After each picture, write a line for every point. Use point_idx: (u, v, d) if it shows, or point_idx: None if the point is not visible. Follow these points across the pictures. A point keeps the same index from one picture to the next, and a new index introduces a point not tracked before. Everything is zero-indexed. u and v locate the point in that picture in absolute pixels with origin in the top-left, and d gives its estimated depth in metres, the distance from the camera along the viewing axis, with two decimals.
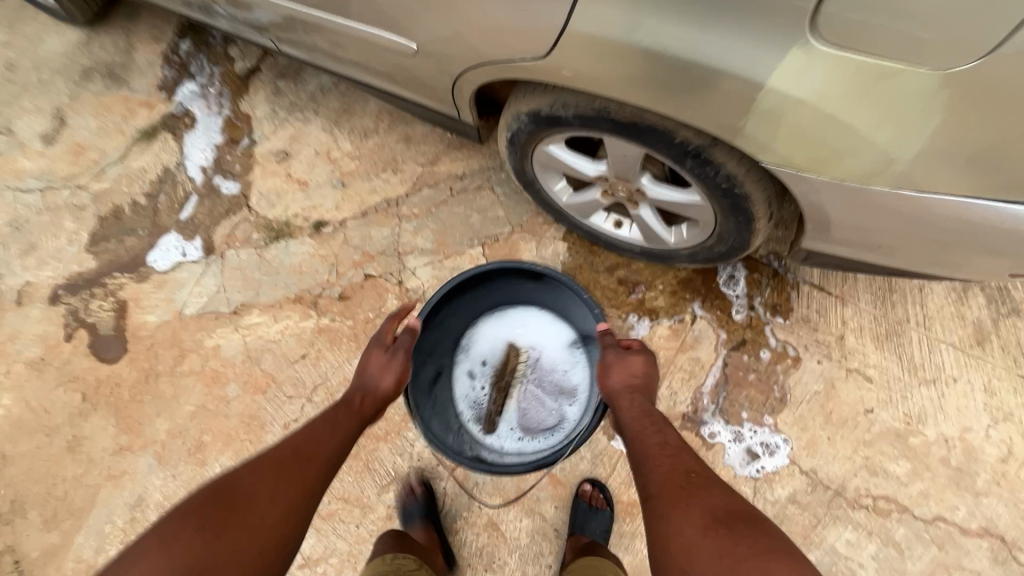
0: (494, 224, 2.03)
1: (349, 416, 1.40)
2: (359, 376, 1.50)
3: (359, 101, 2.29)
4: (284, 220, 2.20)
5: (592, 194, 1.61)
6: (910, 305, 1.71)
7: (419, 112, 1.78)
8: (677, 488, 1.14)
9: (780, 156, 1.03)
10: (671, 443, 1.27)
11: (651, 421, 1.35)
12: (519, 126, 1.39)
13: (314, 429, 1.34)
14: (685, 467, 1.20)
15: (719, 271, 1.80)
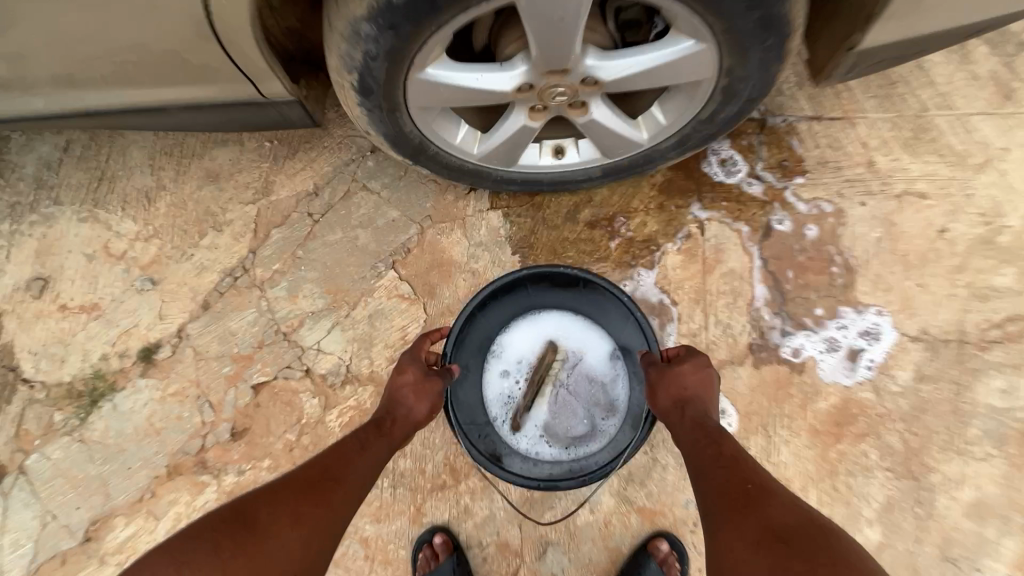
0: (394, 232, 1.42)
1: (378, 434, 1.05)
2: (392, 404, 1.10)
3: (116, 157, 1.51)
4: (90, 372, 1.42)
5: (516, 123, 1.07)
6: (919, 91, 1.36)
7: (197, 121, 1.07)
8: (739, 508, 0.86)
9: None
10: (730, 453, 0.95)
11: (708, 429, 1.00)
12: (366, 52, 0.80)
13: (344, 448, 1.02)
14: (746, 477, 0.91)
15: (711, 158, 1.35)
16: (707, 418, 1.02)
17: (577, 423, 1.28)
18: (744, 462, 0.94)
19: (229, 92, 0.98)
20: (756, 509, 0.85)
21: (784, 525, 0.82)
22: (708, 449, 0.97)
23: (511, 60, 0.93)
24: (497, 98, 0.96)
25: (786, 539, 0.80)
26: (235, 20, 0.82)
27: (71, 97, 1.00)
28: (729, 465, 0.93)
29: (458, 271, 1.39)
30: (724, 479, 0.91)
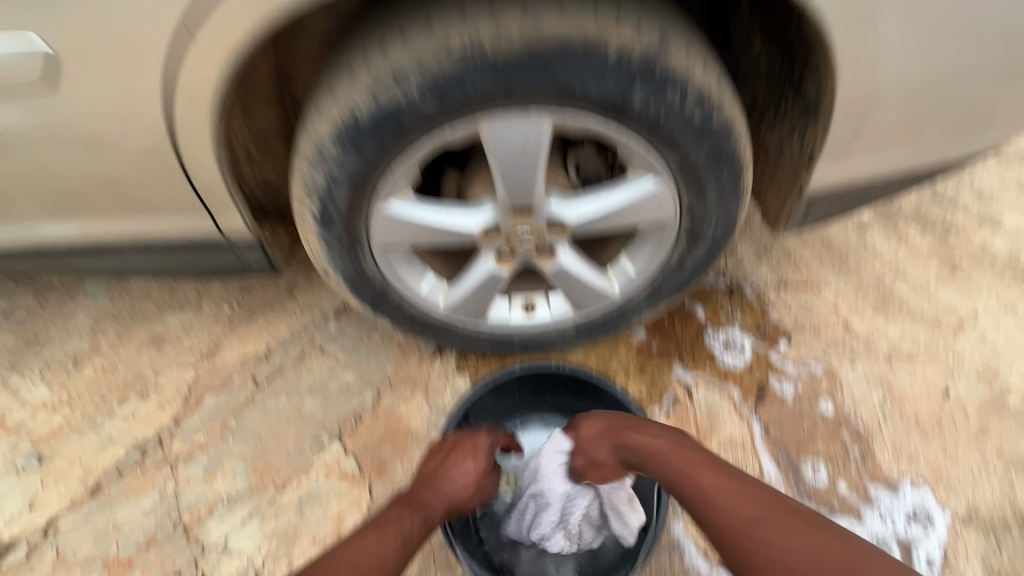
0: (346, 398, 1.25)
1: (405, 514, 0.87)
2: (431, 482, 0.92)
3: (57, 319, 1.40)
4: None
5: (483, 269, 1.04)
6: (871, 262, 1.42)
7: (146, 263, 1.01)
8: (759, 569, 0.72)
9: None
10: (709, 485, 0.81)
11: (668, 457, 0.87)
12: (334, 168, 0.80)
13: (366, 537, 0.82)
14: (748, 510, 0.77)
15: (711, 341, 1.28)
16: (660, 449, 0.88)
17: (557, 477, 0.98)
18: (727, 493, 0.80)
19: (179, 229, 0.94)
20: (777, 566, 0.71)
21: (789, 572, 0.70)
22: (692, 490, 0.82)
23: (479, 202, 0.94)
24: (462, 238, 0.95)
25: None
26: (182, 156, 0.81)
27: (16, 225, 0.95)
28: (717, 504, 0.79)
29: (415, 443, 1.19)
30: (733, 520, 0.76)
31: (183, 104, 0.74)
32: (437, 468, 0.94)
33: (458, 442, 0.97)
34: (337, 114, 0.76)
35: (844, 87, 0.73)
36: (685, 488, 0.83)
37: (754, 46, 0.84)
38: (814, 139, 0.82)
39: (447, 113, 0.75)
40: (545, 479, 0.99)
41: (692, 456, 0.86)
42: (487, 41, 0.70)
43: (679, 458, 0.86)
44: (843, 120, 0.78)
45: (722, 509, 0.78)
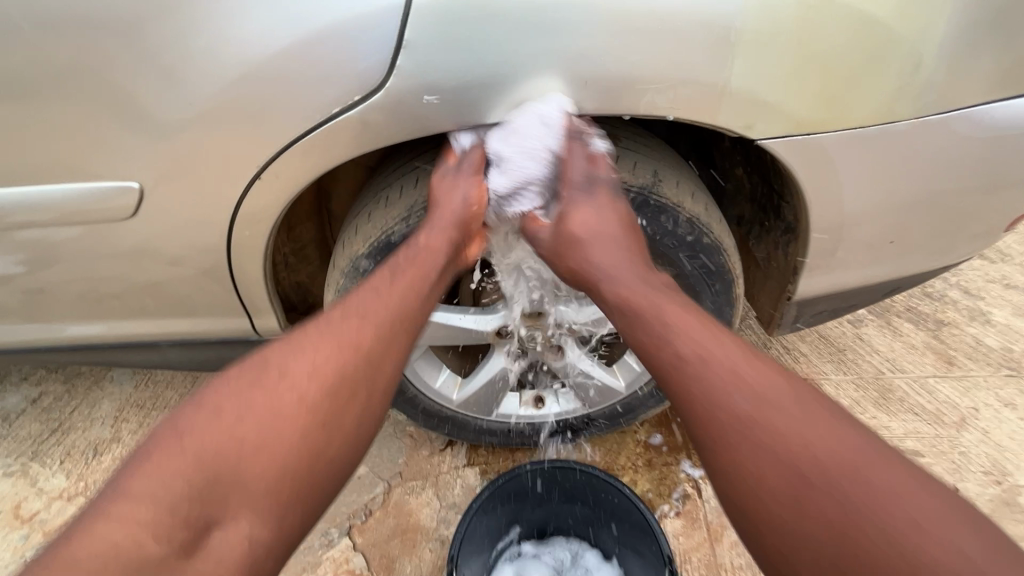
0: (356, 491, 1.25)
1: (328, 359, 0.71)
2: (353, 313, 0.76)
3: (82, 408, 1.45)
4: None
5: (495, 365, 1.11)
6: (868, 357, 1.46)
7: (182, 359, 1.08)
8: (776, 506, 0.59)
9: (792, 116, 0.67)
10: (720, 376, 0.66)
11: (668, 348, 0.70)
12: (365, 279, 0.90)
13: (268, 384, 0.68)
14: (767, 421, 0.62)
15: None
16: (674, 340, 0.70)
17: (531, 154, 0.79)
18: (741, 385, 0.65)
19: (216, 330, 1.02)
20: (814, 495, 0.57)
21: (832, 507, 0.56)
22: (692, 389, 0.67)
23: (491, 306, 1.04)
24: (476, 336, 1.04)
25: (860, 517, 0.54)
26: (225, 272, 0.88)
27: (60, 325, 1.01)
28: (716, 418, 0.64)
29: (424, 540, 1.18)
30: (747, 438, 0.62)
31: (241, 230, 0.81)
32: (367, 295, 0.78)
33: (402, 256, 0.82)
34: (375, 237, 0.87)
35: (817, 217, 0.81)
36: (684, 391, 0.67)
37: (737, 173, 0.95)
38: (796, 255, 0.90)
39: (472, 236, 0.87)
40: (516, 146, 0.78)
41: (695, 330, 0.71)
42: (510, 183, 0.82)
43: (686, 345, 0.70)
44: (821, 242, 0.86)
45: (729, 419, 0.63)
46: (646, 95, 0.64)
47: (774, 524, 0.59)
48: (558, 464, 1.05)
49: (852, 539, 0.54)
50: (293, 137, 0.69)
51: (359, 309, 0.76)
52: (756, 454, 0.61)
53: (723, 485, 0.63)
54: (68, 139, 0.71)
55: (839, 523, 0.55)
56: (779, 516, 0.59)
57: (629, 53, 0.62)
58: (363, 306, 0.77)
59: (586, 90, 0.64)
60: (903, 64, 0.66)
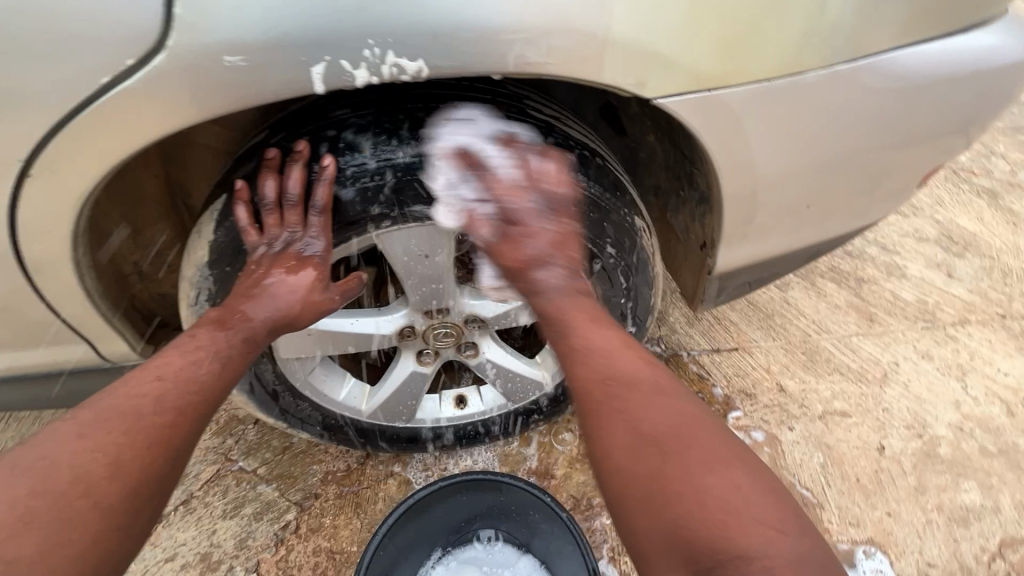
0: (262, 521, 1.11)
1: (119, 427, 0.61)
2: (152, 373, 0.66)
3: None
4: None
5: (404, 369, 0.99)
6: (795, 320, 1.44)
7: (19, 396, 0.89)
8: (641, 501, 0.56)
9: (688, 67, 0.58)
10: (618, 376, 0.64)
11: (580, 351, 0.67)
12: (215, 287, 0.78)
13: (32, 473, 0.55)
14: (648, 422, 0.59)
15: None
16: (589, 354, 0.66)
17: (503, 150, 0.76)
18: (629, 393, 0.62)
19: (53, 361, 0.84)
20: (671, 496, 0.54)
21: (681, 501, 0.54)
22: (591, 398, 0.64)
23: (393, 304, 0.92)
24: (379, 341, 0.92)
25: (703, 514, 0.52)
26: (33, 296, 0.71)
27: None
28: (617, 411, 0.61)
29: (345, 567, 1.06)
30: (630, 439, 0.59)
31: (31, 246, 0.64)
32: (178, 353, 0.69)
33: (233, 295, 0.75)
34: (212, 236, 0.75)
35: (727, 187, 0.73)
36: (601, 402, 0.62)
37: (648, 139, 0.87)
38: (712, 227, 0.83)
39: (341, 230, 0.76)
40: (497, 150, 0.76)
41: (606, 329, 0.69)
42: (377, 163, 0.70)
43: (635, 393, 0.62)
44: (736, 212, 0.79)
45: (619, 420, 0.60)
46: (513, 49, 0.52)
47: (635, 515, 0.56)
48: (481, 476, 0.94)
49: (704, 532, 0.52)
50: (65, 117, 0.53)
51: (162, 370, 0.67)
52: (628, 450, 0.58)
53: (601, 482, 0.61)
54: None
55: (694, 514, 0.52)
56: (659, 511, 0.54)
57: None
58: (167, 367, 0.68)
59: (436, 45, 0.51)
60: (801, 5, 0.58)
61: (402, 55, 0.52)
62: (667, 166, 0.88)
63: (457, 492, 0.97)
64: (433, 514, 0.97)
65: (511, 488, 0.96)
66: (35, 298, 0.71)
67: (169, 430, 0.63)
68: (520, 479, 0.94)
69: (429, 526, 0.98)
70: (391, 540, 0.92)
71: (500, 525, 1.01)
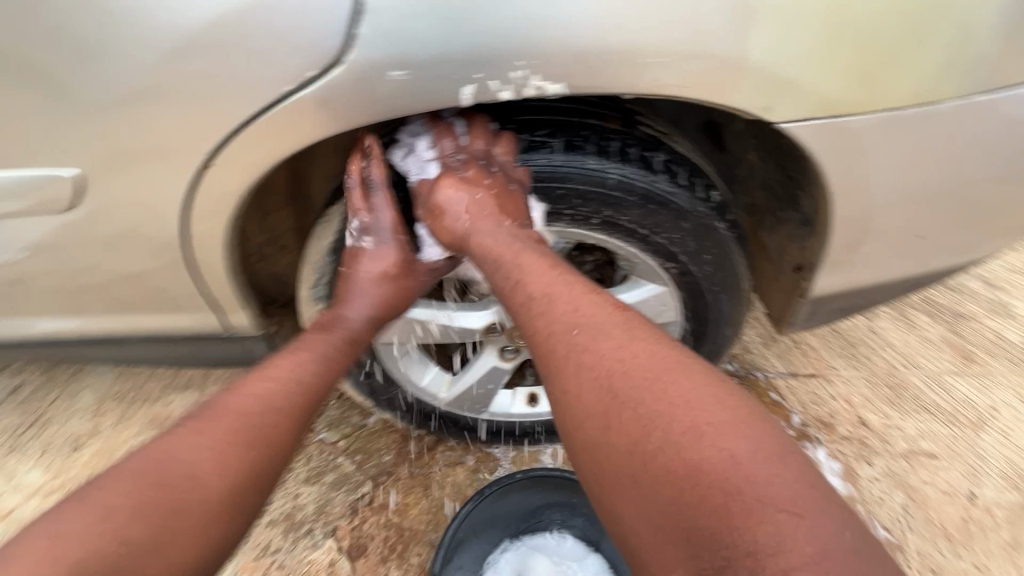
0: (341, 490, 1.19)
1: (229, 427, 0.68)
2: (259, 376, 0.76)
3: (62, 398, 1.37)
4: None
5: (486, 363, 1.04)
6: (881, 351, 1.37)
7: (153, 352, 1.01)
8: (622, 478, 0.57)
9: (818, 93, 0.59)
10: (585, 360, 0.64)
11: (546, 362, 0.67)
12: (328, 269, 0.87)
13: (155, 462, 0.63)
14: (628, 382, 0.60)
15: None
16: (553, 308, 0.70)
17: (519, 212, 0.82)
18: (609, 352, 0.63)
19: (185, 325, 0.94)
20: (649, 459, 0.55)
21: (667, 467, 0.54)
22: (557, 387, 0.65)
23: (482, 301, 0.98)
24: (467, 335, 0.97)
25: (682, 475, 0.52)
26: (185, 268, 0.81)
27: (12, 321, 0.92)
28: (581, 388, 0.63)
29: (414, 543, 1.13)
30: (599, 403, 0.61)
31: (197, 223, 0.74)
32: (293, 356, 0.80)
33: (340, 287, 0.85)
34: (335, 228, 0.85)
35: (840, 212, 0.73)
36: (564, 360, 0.65)
37: (748, 158, 0.87)
38: (814, 251, 0.82)
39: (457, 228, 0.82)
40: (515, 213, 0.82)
41: (570, 298, 0.70)
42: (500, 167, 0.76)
43: (597, 362, 0.63)
44: (844, 236, 0.78)
45: (585, 380, 0.63)
46: (649, 71, 0.56)
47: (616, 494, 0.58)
48: (558, 472, 1.01)
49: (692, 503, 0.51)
50: (249, 116, 0.62)
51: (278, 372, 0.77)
52: (602, 417, 0.60)
53: (580, 468, 0.63)
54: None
55: (679, 477, 0.53)
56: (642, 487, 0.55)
57: (630, 20, 0.54)
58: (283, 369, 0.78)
59: (579, 64, 0.56)
60: (948, 32, 0.58)
61: (546, 77, 0.57)
62: (768, 186, 0.87)
63: (540, 487, 1.03)
64: (516, 499, 1.03)
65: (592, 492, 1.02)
66: (184, 268, 0.81)
67: (271, 430, 0.71)
68: None
69: (508, 511, 1.03)
70: (478, 513, 1.00)
71: (572, 520, 1.05)
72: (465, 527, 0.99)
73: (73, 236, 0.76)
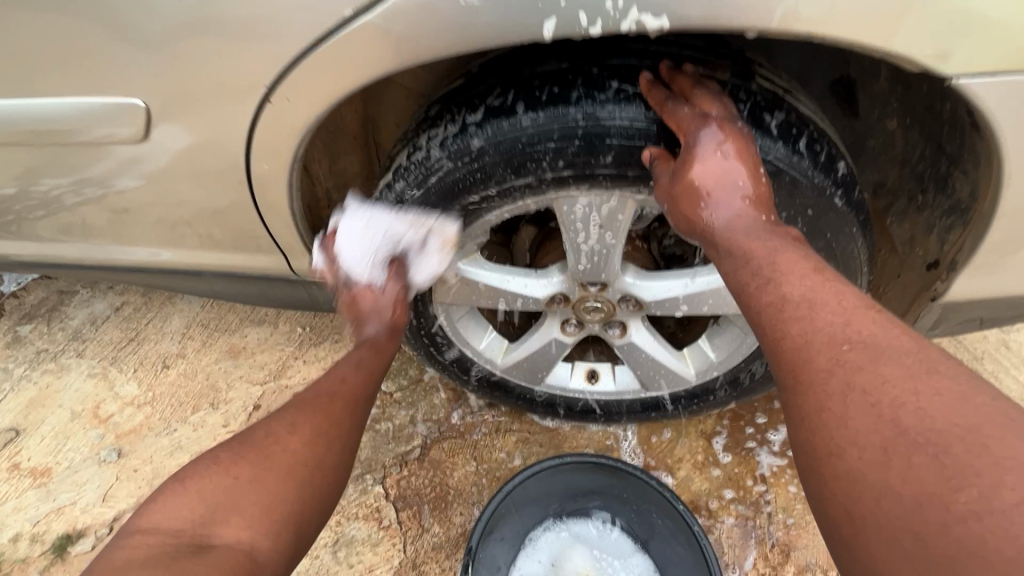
0: (392, 440, 1.20)
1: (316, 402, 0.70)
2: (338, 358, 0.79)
3: (155, 320, 1.49)
4: (11, 556, 1.18)
5: (547, 334, 0.98)
6: (1013, 370, 1.16)
7: (225, 289, 1.04)
8: (892, 544, 0.40)
9: (993, 37, 0.47)
10: (865, 385, 0.45)
11: (795, 379, 0.49)
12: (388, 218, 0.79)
13: (245, 437, 0.66)
14: (933, 428, 0.41)
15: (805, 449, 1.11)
16: (816, 315, 0.51)
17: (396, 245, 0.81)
18: (904, 380, 0.44)
19: (255, 265, 0.95)
20: (943, 515, 0.38)
21: (966, 538, 0.36)
22: (808, 406, 0.48)
23: (549, 269, 0.90)
24: (529, 302, 0.91)
25: (1007, 557, 0.34)
26: (252, 208, 0.80)
27: (105, 246, 0.98)
28: (849, 415, 0.45)
29: (458, 502, 1.13)
30: (873, 431, 0.43)
31: (259, 163, 0.72)
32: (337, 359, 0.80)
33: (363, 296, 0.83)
34: (397, 181, 0.76)
35: (1010, 196, 0.58)
36: (815, 373, 0.48)
37: (886, 126, 0.71)
38: (959, 244, 0.67)
39: (525, 184, 0.71)
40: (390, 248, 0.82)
41: (840, 309, 0.51)
42: (575, 119, 0.65)
43: (847, 376, 0.46)
44: (1005, 232, 0.62)
45: (859, 408, 0.44)
46: (781, 3, 0.47)
47: (877, 547, 0.40)
48: (602, 459, 0.94)
49: None
50: (315, 45, 0.58)
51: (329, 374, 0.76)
52: (883, 459, 0.42)
53: (824, 519, 0.45)
54: (70, 44, 0.65)
55: (997, 558, 0.35)
56: (920, 545, 0.38)
57: None
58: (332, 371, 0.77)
59: None
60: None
61: (646, 11, 0.49)
62: (903, 164, 0.72)
63: (590, 471, 0.97)
64: (562, 478, 0.98)
65: (646, 488, 0.94)
66: (251, 208, 0.81)
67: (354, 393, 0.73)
68: (660, 480, 0.93)
69: (553, 489, 0.98)
70: (522, 487, 0.95)
71: (619, 507, 0.99)
72: (508, 500, 0.95)
73: (151, 169, 0.77)
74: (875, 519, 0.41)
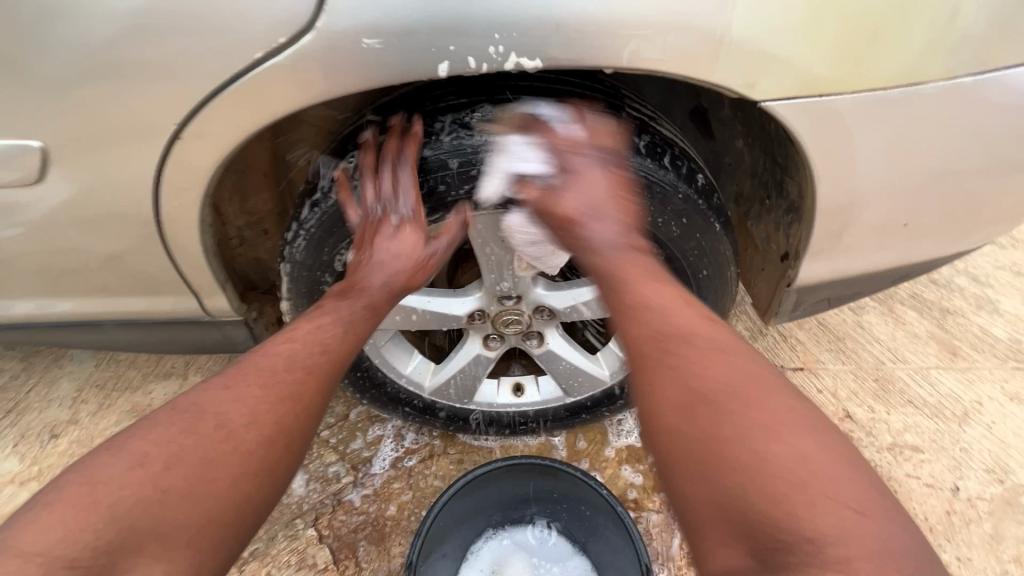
0: (322, 481, 1.17)
1: (258, 385, 0.69)
2: (283, 334, 0.75)
3: (39, 387, 1.34)
4: None
5: (471, 351, 1.03)
6: (869, 345, 1.37)
7: (128, 339, 0.99)
8: (684, 467, 0.60)
9: (788, 71, 0.61)
10: (682, 359, 0.63)
11: None
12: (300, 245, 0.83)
13: (184, 416, 0.65)
14: (725, 386, 0.60)
15: None
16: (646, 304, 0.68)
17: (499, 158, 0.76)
18: (699, 355, 0.63)
19: (162, 311, 0.92)
20: (725, 449, 0.57)
21: (740, 465, 0.56)
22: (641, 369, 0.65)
23: (467, 289, 0.96)
24: (451, 321, 0.96)
25: (765, 476, 0.54)
26: (158, 249, 0.79)
27: None
28: (665, 378, 0.63)
29: (396, 533, 1.11)
30: (680, 396, 0.62)
31: (165, 202, 0.72)
32: (279, 354, 0.73)
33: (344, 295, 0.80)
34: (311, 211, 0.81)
35: (823, 195, 0.73)
36: (651, 346, 0.65)
37: (737, 146, 0.86)
38: (798, 237, 0.81)
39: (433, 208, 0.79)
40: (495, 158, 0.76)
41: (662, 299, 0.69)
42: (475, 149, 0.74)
43: (673, 349, 0.64)
44: (827, 225, 0.77)
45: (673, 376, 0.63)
46: (629, 46, 0.58)
47: (680, 476, 0.61)
48: (533, 462, 0.97)
49: (756, 511, 0.54)
50: (223, 86, 0.61)
51: (265, 362, 0.71)
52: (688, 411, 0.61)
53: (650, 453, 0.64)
54: None
55: (751, 477, 0.55)
56: (714, 467, 0.57)
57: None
58: (272, 357, 0.72)
59: (557, 36, 0.57)
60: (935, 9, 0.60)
61: (524, 55, 0.59)
62: (754, 175, 0.87)
63: (519, 476, 1.00)
64: (493, 487, 1.01)
65: (573, 484, 0.99)
66: (156, 249, 0.79)
67: (300, 389, 0.71)
68: (583, 472, 0.98)
69: (487, 500, 1.01)
70: (455, 503, 0.98)
71: (552, 507, 1.04)
72: (443, 518, 0.97)
73: (42, 216, 0.74)
74: (679, 451, 0.60)
